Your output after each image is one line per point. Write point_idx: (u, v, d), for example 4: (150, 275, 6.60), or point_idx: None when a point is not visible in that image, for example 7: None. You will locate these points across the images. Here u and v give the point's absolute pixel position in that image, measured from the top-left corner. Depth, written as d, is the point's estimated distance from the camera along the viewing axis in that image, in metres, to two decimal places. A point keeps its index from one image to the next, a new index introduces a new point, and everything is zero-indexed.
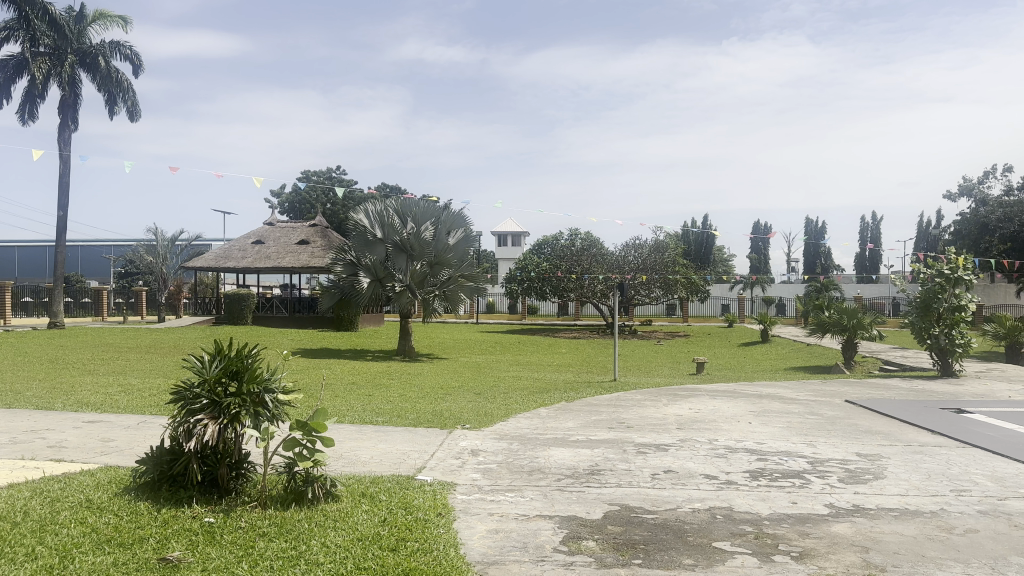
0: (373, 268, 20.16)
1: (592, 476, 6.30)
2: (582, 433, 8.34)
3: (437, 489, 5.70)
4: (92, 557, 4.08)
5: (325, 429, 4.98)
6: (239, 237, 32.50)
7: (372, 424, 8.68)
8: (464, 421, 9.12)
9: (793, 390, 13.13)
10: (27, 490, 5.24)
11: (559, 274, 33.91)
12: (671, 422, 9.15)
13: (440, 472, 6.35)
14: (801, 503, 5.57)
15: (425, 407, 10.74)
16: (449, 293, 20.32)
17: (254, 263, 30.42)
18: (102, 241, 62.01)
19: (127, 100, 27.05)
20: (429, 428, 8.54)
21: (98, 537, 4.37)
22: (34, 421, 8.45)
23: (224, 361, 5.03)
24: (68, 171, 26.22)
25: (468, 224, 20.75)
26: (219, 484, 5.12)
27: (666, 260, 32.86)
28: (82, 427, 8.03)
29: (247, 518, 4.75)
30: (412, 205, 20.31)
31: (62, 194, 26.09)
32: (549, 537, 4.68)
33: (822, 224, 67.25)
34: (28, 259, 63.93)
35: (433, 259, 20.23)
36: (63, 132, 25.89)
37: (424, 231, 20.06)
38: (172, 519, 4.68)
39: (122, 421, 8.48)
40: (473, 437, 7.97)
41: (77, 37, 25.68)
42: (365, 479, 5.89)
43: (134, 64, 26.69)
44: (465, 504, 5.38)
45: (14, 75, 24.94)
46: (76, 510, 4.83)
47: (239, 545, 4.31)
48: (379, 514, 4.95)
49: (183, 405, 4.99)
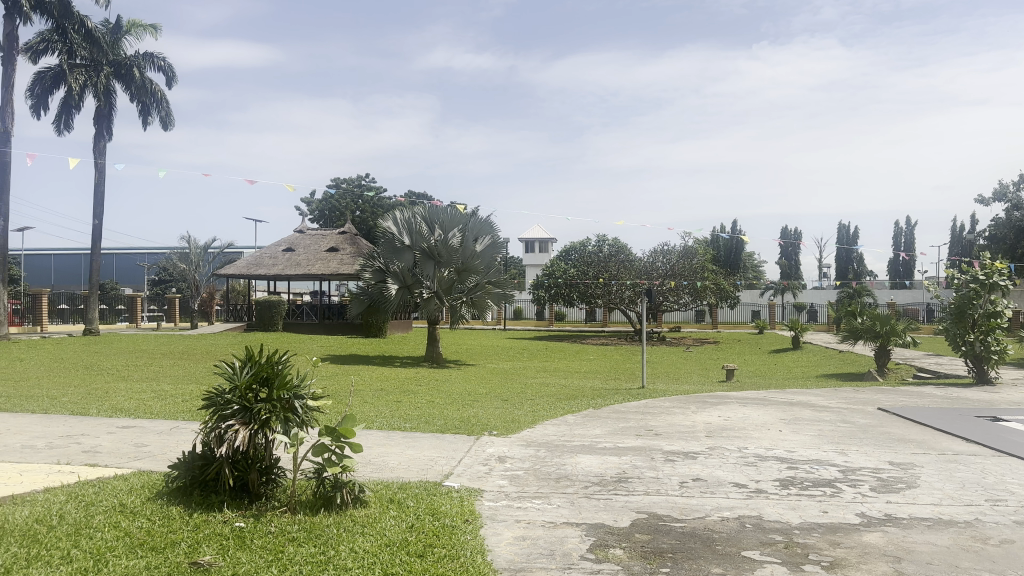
0: (401, 275, 20.33)
1: (620, 483, 6.26)
2: (609, 440, 8.33)
3: (464, 495, 5.72)
4: (125, 561, 4.14)
5: (354, 434, 5.01)
6: (271, 244, 32.87)
7: (399, 429, 8.76)
8: (491, 427, 9.18)
9: (825, 397, 12.97)
10: (63, 493, 5.35)
11: (586, 280, 33.86)
12: (700, 430, 9.09)
13: (466, 479, 6.35)
14: (832, 512, 5.49)
15: (453, 413, 10.78)
16: (476, 299, 20.33)
17: (285, 270, 30.73)
18: (137, 250, 63.26)
19: (161, 110, 27.68)
20: (455, 433, 8.63)
21: (131, 542, 4.44)
22: (70, 427, 8.60)
23: (255, 367, 5.08)
24: (103, 179, 26.76)
25: (495, 231, 20.80)
26: (251, 489, 5.17)
27: (695, 266, 32.53)
28: (116, 433, 8.17)
29: (277, 523, 4.80)
30: (439, 212, 20.38)
31: (97, 203, 26.65)
32: (576, 544, 4.67)
33: (855, 231, 66.25)
34: (64, 266, 65.34)
35: (461, 266, 20.35)
36: (99, 141, 26.47)
37: (452, 238, 20.20)
38: (203, 523, 4.74)
39: (156, 427, 8.61)
40: (501, 443, 8.00)
41: (111, 47, 26.18)
42: (393, 484, 5.93)
43: (168, 75, 27.22)
44: (492, 511, 5.40)
45: (52, 87, 25.53)
46: (109, 514, 4.91)
47: (269, 549, 4.37)
48: (407, 520, 4.98)
49: (215, 411, 5.06)
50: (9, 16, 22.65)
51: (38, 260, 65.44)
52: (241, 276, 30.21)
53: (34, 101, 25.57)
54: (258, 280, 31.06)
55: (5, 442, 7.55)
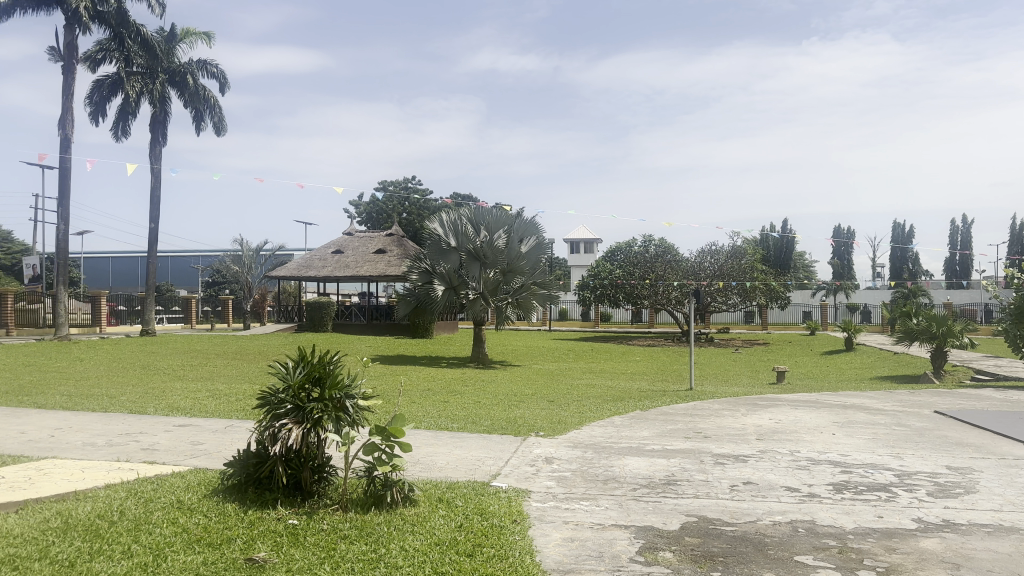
0: (447, 277, 20.46)
1: (669, 486, 6.21)
2: (657, 442, 8.27)
3: (512, 496, 5.73)
4: (183, 556, 4.25)
5: (403, 434, 5.07)
6: (320, 246, 33.40)
7: (447, 429, 8.85)
8: (537, 428, 9.19)
9: (879, 400, 12.64)
10: (123, 490, 5.52)
11: (632, 281, 33.63)
12: (750, 432, 8.95)
13: (514, 479, 6.37)
14: (887, 517, 5.36)
15: (499, 414, 10.82)
16: (521, 300, 20.34)
17: (333, 272, 31.18)
18: (191, 252, 64.89)
19: (214, 116, 28.38)
20: (502, 433, 8.68)
21: (189, 537, 4.56)
22: (130, 425, 8.88)
23: (307, 368, 5.18)
24: (159, 184, 27.52)
25: (540, 232, 20.83)
26: (303, 486, 5.26)
27: (743, 266, 32.04)
28: (174, 431, 8.41)
29: (329, 520, 4.88)
30: (485, 214, 20.48)
31: (153, 207, 27.44)
32: (625, 546, 4.64)
33: (909, 230, 64.47)
34: (121, 268, 67.46)
35: (506, 267, 20.40)
36: (154, 147, 27.23)
37: (497, 239, 20.27)
38: (257, 520, 4.85)
39: (211, 426, 8.83)
40: (547, 444, 8.00)
41: (167, 55, 26.94)
42: (441, 484, 5.98)
43: (220, 82, 27.88)
44: (540, 511, 5.40)
45: (109, 94, 26.36)
46: (167, 511, 5.05)
47: (322, 546, 4.44)
48: (456, 519, 5.02)
49: (269, 409, 5.16)
50: (69, 26, 23.46)
51: (97, 263, 67.65)
52: (291, 278, 30.77)
53: (93, 108, 26.41)
54: (308, 282, 31.57)
55: (68, 440, 7.82)
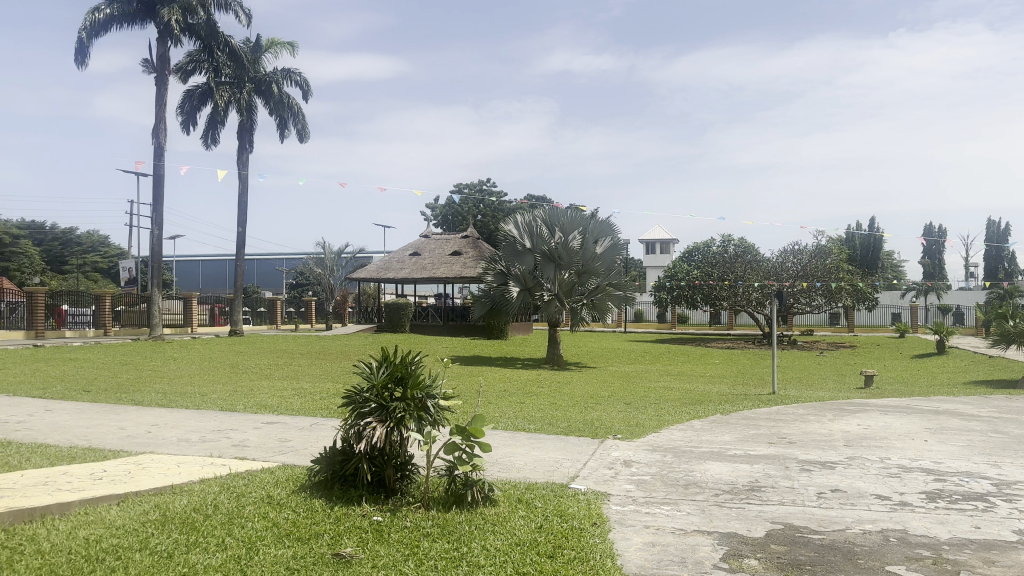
0: (522, 278, 20.52)
1: (752, 492, 6.06)
2: (738, 447, 8.09)
3: (591, 498, 5.71)
4: (274, 550, 4.40)
5: (483, 434, 5.11)
6: (398, 249, 34.02)
7: (524, 430, 8.89)
8: (615, 430, 9.12)
9: (976, 406, 12.02)
10: (217, 484, 5.75)
11: (710, 282, 33.07)
12: (836, 438, 8.66)
13: (592, 482, 6.34)
14: (986, 529, 5.09)
15: (576, 416, 10.77)
16: (597, 302, 20.23)
17: (411, 274, 31.70)
18: (275, 256, 67.12)
19: (298, 122, 29.29)
20: (580, 435, 8.66)
21: (279, 532, 4.71)
22: (222, 422, 9.25)
23: (390, 367, 5.28)
24: (245, 189, 28.58)
25: (615, 232, 20.70)
26: (386, 484, 5.37)
27: (828, 267, 31.04)
28: (262, 428, 8.73)
29: (412, 518, 4.97)
30: (560, 214, 20.49)
31: (240, 212, 28.52)
32: (708, 552, 4.56)
33: (1006, 227, 61.19)
34: (211, 271, 70.37)
35: (581, 268, 20.32)
36: (242, 154, 28.30)
37: (572, 240, 20.25)
38: (343, 516, 4.97)
39: (297, 423, 9.11)
40: (626, 447, 7.93)
41: (253, 65, 27.97)
42: (520, 485, 6.00)
43: (303, 89, 28.76)
44: (620, 515, 5.35)
45: (200, 104, 27.54)
46: (258, 505, 5.23)
47: (405, 543, 4.52)
48: (536, 520, 5.03)
49: (353, 408, 5.29)
50: (162, 39, 24.61)
51: (188, 267, 70.77)
52: (370, 279, 31.45)
53: (184, 118, 27.67)
54: (387, 283, 32.20)
55: (165, 436, 8.20)
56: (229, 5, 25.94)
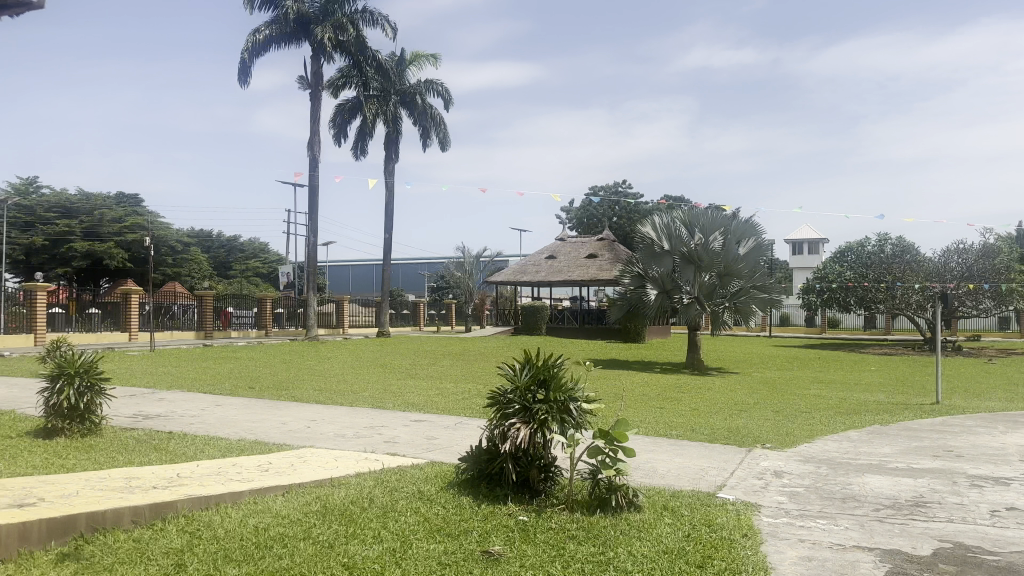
0: (660, 281, 20.14)
1: (917, 508, 5.65)
2: (900, 460, 7.57)
3: (740, 508, 5.51)
4: (426, 544, 4.56)
5: (627, 439, 5.07)
6: (535, 252, 34.35)
7: (666, 436, 8.73)
8: (762, 439, 8.77)
9: None
10: (371, 479, 6.04)
11: (865, 285, 31.02)
12: (1014, 453, 7.90)
13: (741, 492, 6.12)
14: None
15: (720, 423, 10.45)
16: (739, 305, 19.50)
17: (547, 277, 31.92)
18: (418, 260, 69.63)
19: (439, 131, 30.26)
20: (725, 443, 8.39)
21: (430, 527, 4.87)
22: (373, 419, 9.71)
23: (533, 370, 5.37)
24: (391, 197, 29.81)
25: (759, 233, 19.89)
26: (531, 485, 5.43)
27: (998, 266, 28.37)
28: (410, 426, 9.07)
29: (558, 520, 5.00)
30: (700, 215, 19.97)
31: (386, 219, 29.79)
32: (871, 570, 4.29)
33: None
34: (358, 275, 74.01)
35: (723, 270, 19.62)
36: (388, 164, 29.56)
37: (713, 241, 19.67)
38: (490, 514, 5.08)
39: (442, 422, 9.41)
40: (775, 456, 7.62)
41: (398, 77, 29.20)
42: (665, 492, 5.89)
43: (445, 99, 29.71)
44: (772, 527, 5.14)
45: (350, 117, 29.03)
46: (410, 500, 5.44)
47: (552, 545, 4.55)
48: (683, 529, 4.91)
49: (498, 409, 5.40)
50: (316, 56, 26.18)
51: (338, 271, 74.82)
52: (507, 282, 31.96)
53: (336, 131, 29.25)
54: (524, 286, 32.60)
55: (322, 431, 8.71)
56: (377, 21, 27.24)
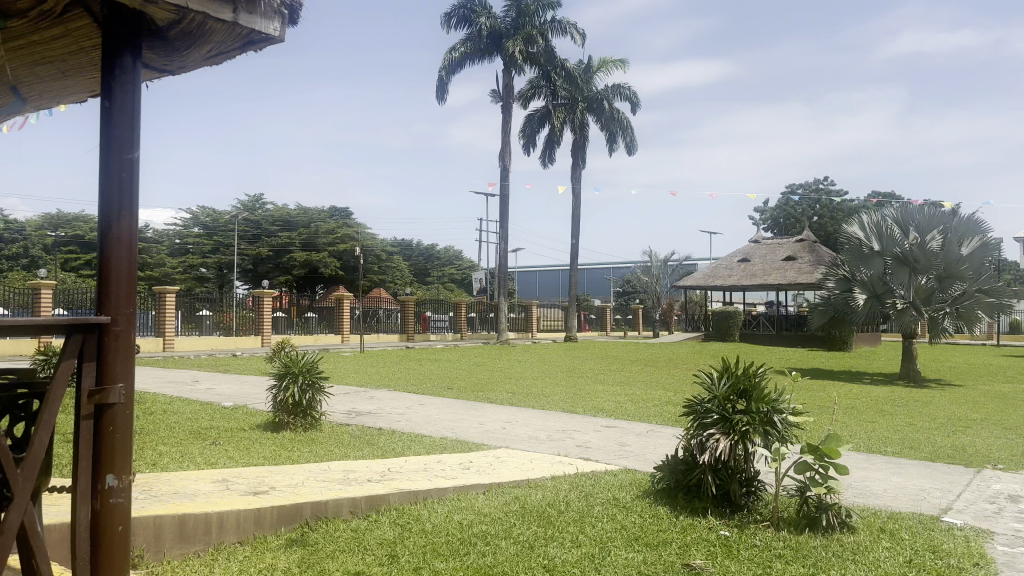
0: (869, 284, 18.60)
1: None
2: None
3: (972, 536, 4.94)
4: (625, 552, 4.51)
5: (838, 455, 4.74)
6: (728, 255, 33.14)
7: (878, 452, 8.04)
8: (995, 459, 7.83)
9: None
10: (567, 483, 6.10)
11: None
12: None
13: (972, 517, 5.49)
14: None
15: (940, 439, 9.47)
16: (963, 311, 17.63)
17: (741, 281, 30.66)
18: (605, 265, 69.63)
19: (627, 136, 30.10)
20: (949, 462, 7.59)
21: (628, 535, 4.82)
22: (565, 423, 9.81)
23: (732, 379, 5.18)
24: (579, 203, 30.07)
25: (986, 231, 17.87)
26: (732, 499, 5.21)
27: None
28: (602, 431, 9.06)
29: (762, 536, 4.75)
30: (915, 212, 18.27)
31: (574, 225, 30.09)
32: None
33: None
34: (547, 280, 75.32)
35: (943, 273, 17.88)
36: (576, 170, 29.85)
37: (931, 240, 17.88)
38: (690, 527, 4.93)
39: (634, 428, 9.31)
40: (1012, 480, 6.76)
41: (586, 84, 29.42)
42: (882, 513, 5.41)
43: (633, 103, 29.51)
44: (1012, 558, 4.56)
45: (539, 126, 29.67)
46: (606, 507, 5.42)
47: (757, 563, 4.34)
48: (905, 554, 4.48)
49: (696, 418, 5.25)
50: (507, 69, 27.05)
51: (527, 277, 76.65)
52: (698, 287, 31.08)
53: (526, 140, 30.00)
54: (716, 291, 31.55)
55: (517, 433, 8.93)
56: (566, 30, 27.65)
